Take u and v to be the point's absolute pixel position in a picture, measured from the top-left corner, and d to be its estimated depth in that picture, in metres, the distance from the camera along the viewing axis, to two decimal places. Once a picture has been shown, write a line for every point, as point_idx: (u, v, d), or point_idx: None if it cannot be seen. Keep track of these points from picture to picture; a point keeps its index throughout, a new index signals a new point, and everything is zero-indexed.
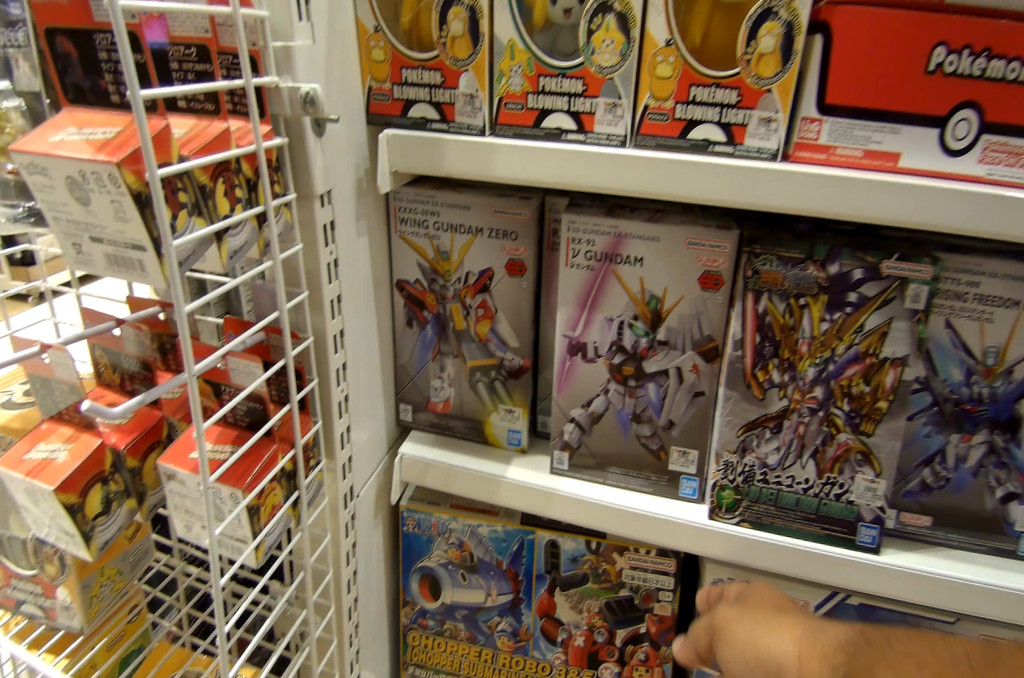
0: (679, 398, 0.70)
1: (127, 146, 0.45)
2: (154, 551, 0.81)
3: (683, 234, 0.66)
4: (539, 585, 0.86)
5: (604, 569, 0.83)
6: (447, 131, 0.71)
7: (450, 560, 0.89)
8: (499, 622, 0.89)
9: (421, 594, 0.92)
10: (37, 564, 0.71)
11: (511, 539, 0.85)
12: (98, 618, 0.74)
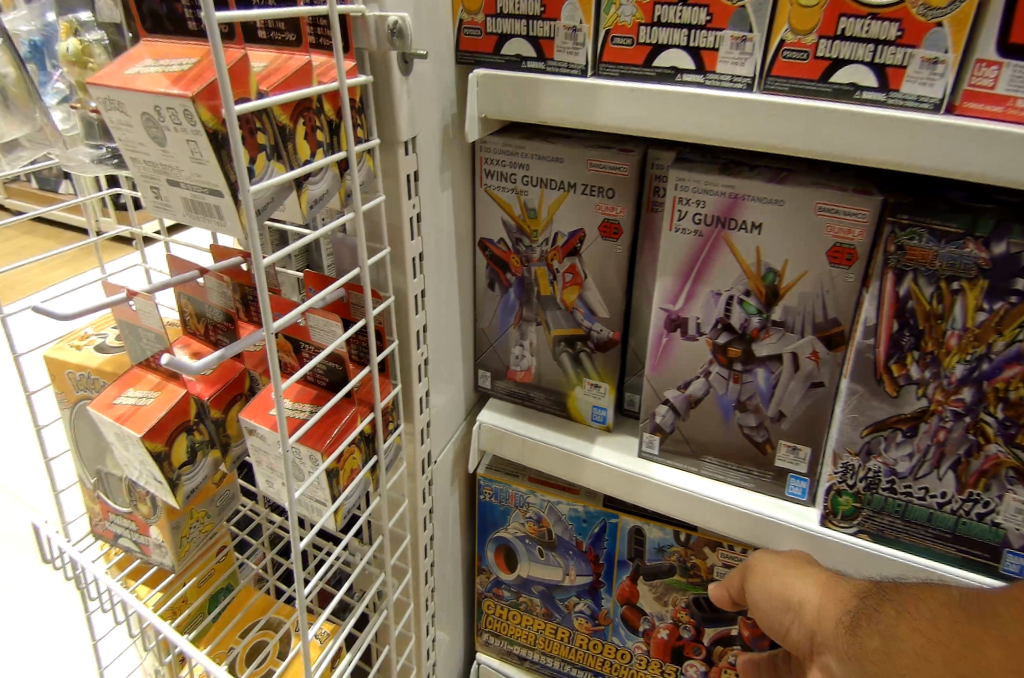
0: (792, 388, 0.63)
1: (204, 78, 0.41)
2: (240, 497, 0.80)
3: (812, 197, 0.57)
4: (622, 572, 0.81)
5: (694, 563, 0.76)
6: (544, 70, 0.64)
7: (527, 535, 0.85)
8: (577, 603, 0.86)
9: (497, 565, 0.89)
10: (132, 503, 0.73)
11: (592, 520, 0.80)
12: (189, 557, 0.75)
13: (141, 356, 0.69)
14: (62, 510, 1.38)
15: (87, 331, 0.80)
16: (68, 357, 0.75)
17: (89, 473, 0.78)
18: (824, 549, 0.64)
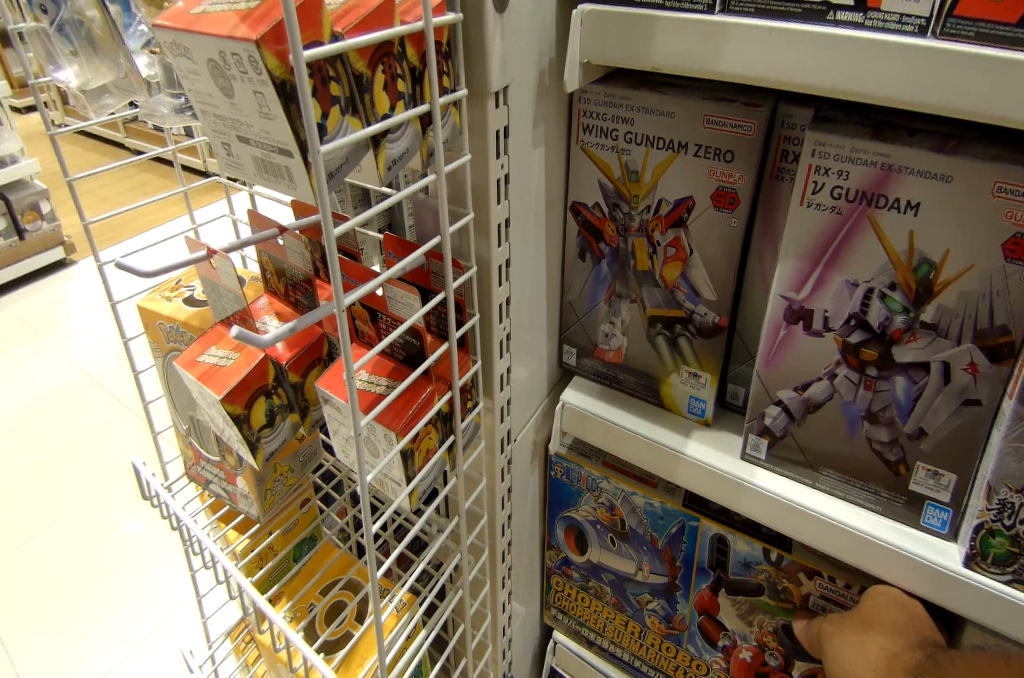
0: (940, 403, 0.53)
1: (271, 17, 0.35)
2: (322, 452, 0.80)
3: (990, 174, 0.46)
4: (701, 580, 0.74)
5: (786, 587, 0.68)
6: (662, 6, 0.54)
7: (598, 521, 0.80)
8: (650, 601, 0.81)
9: (567, 545, 0.85)
10: (220, 453, 0.74)
11: (669, 519, 0.74)
12: (274, 510, 0.75)
13: (223, 315, 0.67)
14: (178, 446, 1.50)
15: (179, 282, 0.80)
16: (159, 308, 0.75)
17: (182, 418, 0.80)
18: (957, 595, 0.55)
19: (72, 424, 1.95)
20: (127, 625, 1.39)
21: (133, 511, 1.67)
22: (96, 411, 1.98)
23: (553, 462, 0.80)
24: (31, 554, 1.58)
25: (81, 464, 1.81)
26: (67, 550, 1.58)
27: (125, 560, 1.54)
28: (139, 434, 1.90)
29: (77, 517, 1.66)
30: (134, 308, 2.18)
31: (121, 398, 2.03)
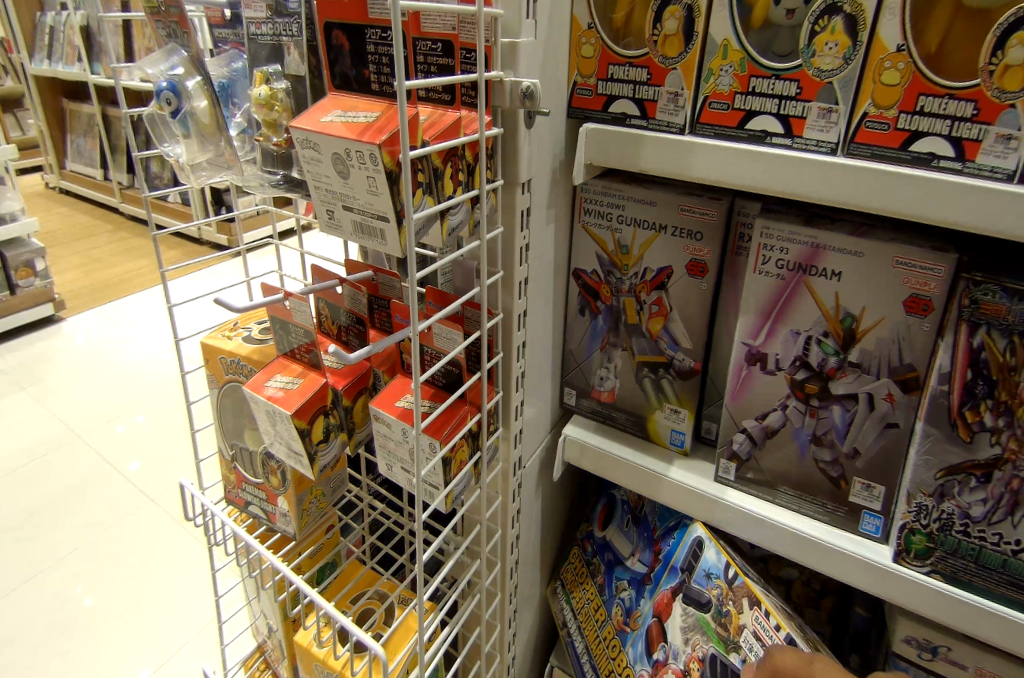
0: (867, 426, 0.67)
1: (387, 130, 0.52)
2: (348, 482, 0.92)
3: (889, 252, 0.63)
4: (669, 578, 0.84)
5: (729, 610, 0.77)
6: (647, 127, 0.73)
7: (628, 501, 0.96)
8: (623, 588, 0.91)
9: (597, 519, 1.01)
10: (265, 475, 0.85)
11: (674, 512, 0.88)
12: (307, 530, 0.87)
13: (286, 349, 0.81)
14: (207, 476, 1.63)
15: (236, 325, 0.94)
16: (223, 345, 0.88)
17: (227, 445, 0.91)
18: (891, 585, 0.67)
19: (61, 475, 2.00)
20: (116, 671, 1.41)
21: (125, 558, 1.72)
22: (87, 465, 2.04)
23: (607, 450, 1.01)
24: (20, 600, 1.60)
25: (71, 514, 1.85)
26: (61, 594, 1.61)
27: (121, 603, 1.59)
28: (135, 485, 1.96)
29: (62, 567, 1.69)
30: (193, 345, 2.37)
31: (105, 454, 2.09)
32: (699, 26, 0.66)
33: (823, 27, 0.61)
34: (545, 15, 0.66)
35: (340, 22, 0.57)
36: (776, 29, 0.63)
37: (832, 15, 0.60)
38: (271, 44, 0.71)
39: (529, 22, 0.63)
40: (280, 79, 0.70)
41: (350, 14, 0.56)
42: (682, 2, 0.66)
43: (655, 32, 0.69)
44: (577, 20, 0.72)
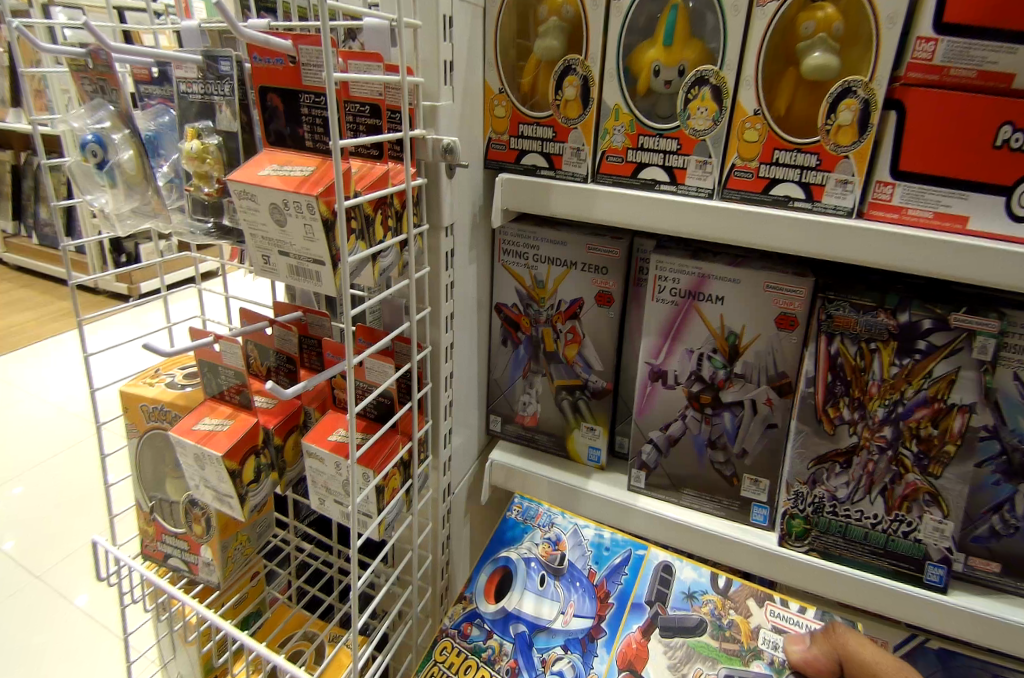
0: (753, 427, 0.79)
1: (322, 182, 0.58)
2: (274, 527, 0.93)
3: (761, 278, 0.75)
4: (634, 619, 0.73)
5: (731, 620, 0.73)
6: (555, 177, 0.81)
7: (536, 557, 0.80)
8: (557, 659, 0.72)
9: (483, 592, 0.79)
10: (187, 524, 0.85)
11: (615, 550, 0.80)
12: (232, 577, 0.86)
13: (214, 390, 0.82)
14: (121, 532, 1.55)
15: (158, 371, 0.92)
16: (143, 392, 0.87)
17: (145, 496, 0.89)
18: (781, 566, 0.79)
19: None
20: None
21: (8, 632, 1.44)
22: None
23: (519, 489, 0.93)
24: None
25: None
26: None
27: None
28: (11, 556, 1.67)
29: None
30: (108, 395, 2.23)
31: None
32: (594, 94, 0.77)
33: (695, 95, 0.73)
34: (461, 81, 0.75)
35: (275, 87, 0.63)
36: (658, 97, 0.75)
37: (701, 86, 0.72)
38: (200, 102, 0.75)
39: (447, 88, 0.71)
40: (212, 134, 0.75)
41: (283, 79, 0.62)
42: (578, 73, 0.77)
43: (557, 97, 0.78)
44: (488, 85, 0.80)
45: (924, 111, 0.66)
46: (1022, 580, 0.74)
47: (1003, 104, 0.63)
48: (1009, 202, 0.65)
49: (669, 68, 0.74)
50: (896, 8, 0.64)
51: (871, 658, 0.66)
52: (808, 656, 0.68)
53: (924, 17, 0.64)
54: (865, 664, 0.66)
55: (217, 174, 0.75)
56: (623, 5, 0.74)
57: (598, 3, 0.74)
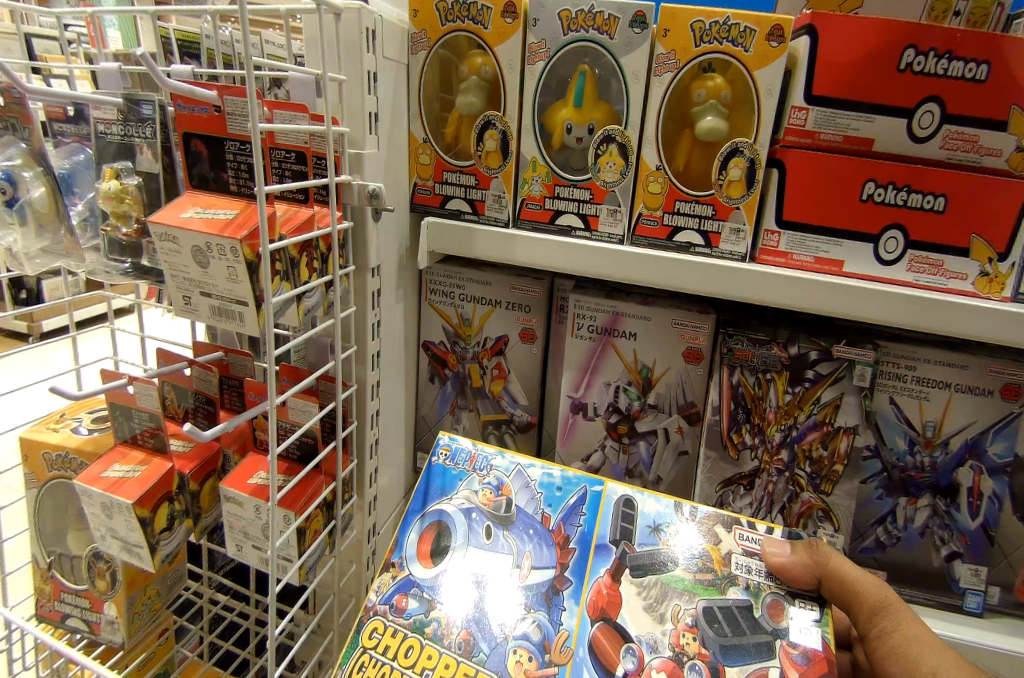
0: (666, 455, 0.86)
1: (247, 227, 0.59)
2: (185, 580, 0.89)
3: (669, 316, 0.83)
4: (601, 563, 0.69)
5: (704, 553, 0.69)
6: (478, 222, 0.85)
7: (476, 507, 0.73)
8: (521, 620, 0.67)
9: (417, 555, 0.72)
10: (90, 580, 0.81)
11: (568, 489, 0.74)
12: (137, 636, 0.82)
13: (126, 435, 0.79)
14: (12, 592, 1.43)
15: (63, 415, 0.87)
16: (46, 438, 0.82)
17: (43, 552, 0.82)
18: None
19: None
20: None
21: None
22: None
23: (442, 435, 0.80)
24: None
25: None
26: None
27: None
28: None
29: None
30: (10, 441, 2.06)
31: None
32: (513, 147, 0.82)
33: (604, 151, 0.80)
34: (386, 131, 0.78)
35: (199, 133, 0.64)
36: (570, 151, 0.82)
37: (609, 143, 0.79)
38: (119, 143, 0.75)
39: (372, 137, 0.74)
40: (131, 174, 0.74)
41: (207, 126, 0.63)
42: (498, 127, 0.82)
43: (479, 148, 0.83)
44: (413, 134, 0.85)
45: (802, 169, 0.75)
46: (906, 587, 0.83)
47: (865, 165, 0.73)
48: (876, 249, 0.75)
49: (579, 127, 0.81)
50: (771, 82, 0.74)
51: (848, 570, 0.67)
52: (786, 562, 0.67)
53: (797, 89, 0.74)
54: (842, 579, 0.66)
55: (136, 214, 0.74)
56: (537, 70, 0.80)
57: (514, 65, 0.80)
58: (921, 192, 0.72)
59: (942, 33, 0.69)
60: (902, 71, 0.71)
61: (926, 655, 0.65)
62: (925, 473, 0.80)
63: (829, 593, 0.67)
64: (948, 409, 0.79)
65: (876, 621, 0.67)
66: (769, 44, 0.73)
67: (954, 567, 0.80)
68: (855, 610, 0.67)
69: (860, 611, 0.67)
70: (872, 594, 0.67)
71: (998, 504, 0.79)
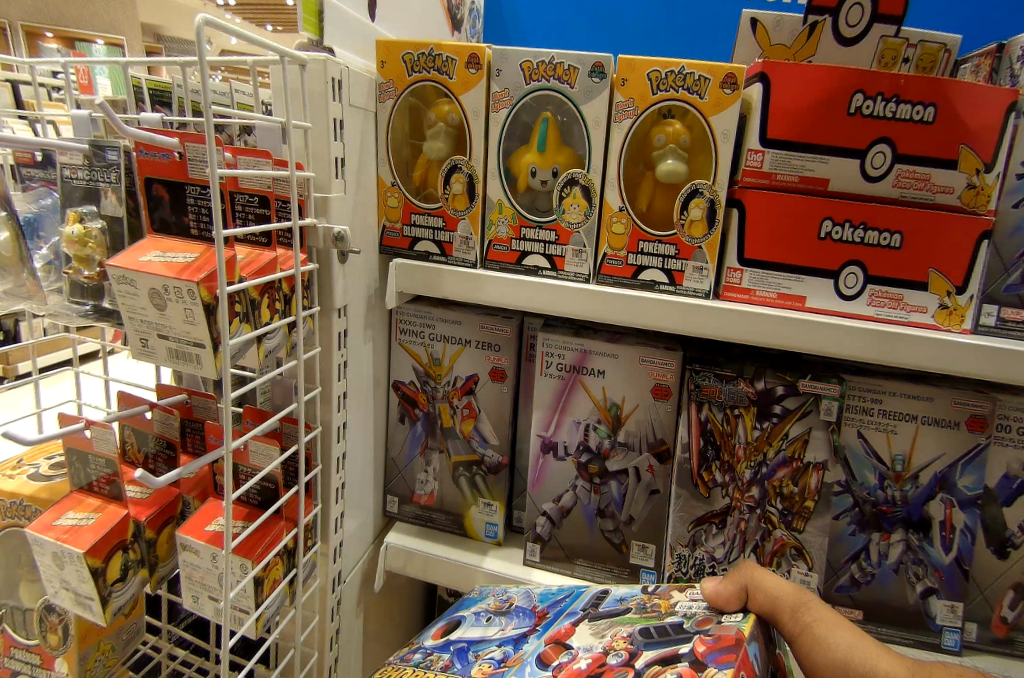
0: (638, 495, 0.85)
1: (205, 269, 0.59)
2: (143, 633, 0.85)
3: (636, 353, 0.83)
4: (567, 619, 0.70)
5: (654, 603, 0.68)
6: (446, 263, 0.86)
7: (486, 608, 0.78)
8: (490, 650, 0.68)
9: (430, 634, 0.75)
10: (41, 634, 0.77)
11: (562, 590, 0.78)
12: None
13: (82, 482, 0.77)
14: None
15: (21, 461, 0.84)
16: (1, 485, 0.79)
17: None
18: None
19: None
20: None
21: None
22: None
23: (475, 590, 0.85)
24: None
25: None
26: None
27: None
28: None
29: None
30: None
31: None
32: (479, 189, 0.83)
33: (568, 193, 0.81)
34: (353, 176, 0.79)
35: (162, 178, 0.65)
36: (536, 193, 0.84)
37: (573, 185, 0.81)
38: (85, 187, 0.75)
39: (338, 181, 0.75)
40: (95, 218, 0.74)
41: (169, 172, 0.64)
42: (464, 171, 0.84)
43: (445, 191, 0.84)
44: (381, 178, 0.86)
45: (760, 207, 0.76)
46: (884, 626, 0.81)
47: (822, 204, 0.75)
48: (837, 285, 0.76)
49: (543, 170, 0.82)
50: (728, 126, 0.76)
51: (772, 582, 0.68)
52: (718, 589, 0.67)
53: (753, 133, 0.76)
54: (766, 590, 0.67)
55: (99, 258, 0.74)
56: (500, 117, 0.82)
57: (478, 113, 0.82)
58: (876, 230, 0.74)
59: (889, 78, 0.72)
60: (852, 114, 0.73)
61: (840, 639, 0.66)
62: (897, 507, 0.80)
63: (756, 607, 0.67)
64: (915, 442, 0.79)
65: (800, 618, 0.67)
66: (723, 90, 0.75)
67: (930, 604, 0.80)
68: (778, 615, 0.67)
69: (782, 613, 0.67)
70: (788, 593, 0.67)
71: (970, 537, 0.79)
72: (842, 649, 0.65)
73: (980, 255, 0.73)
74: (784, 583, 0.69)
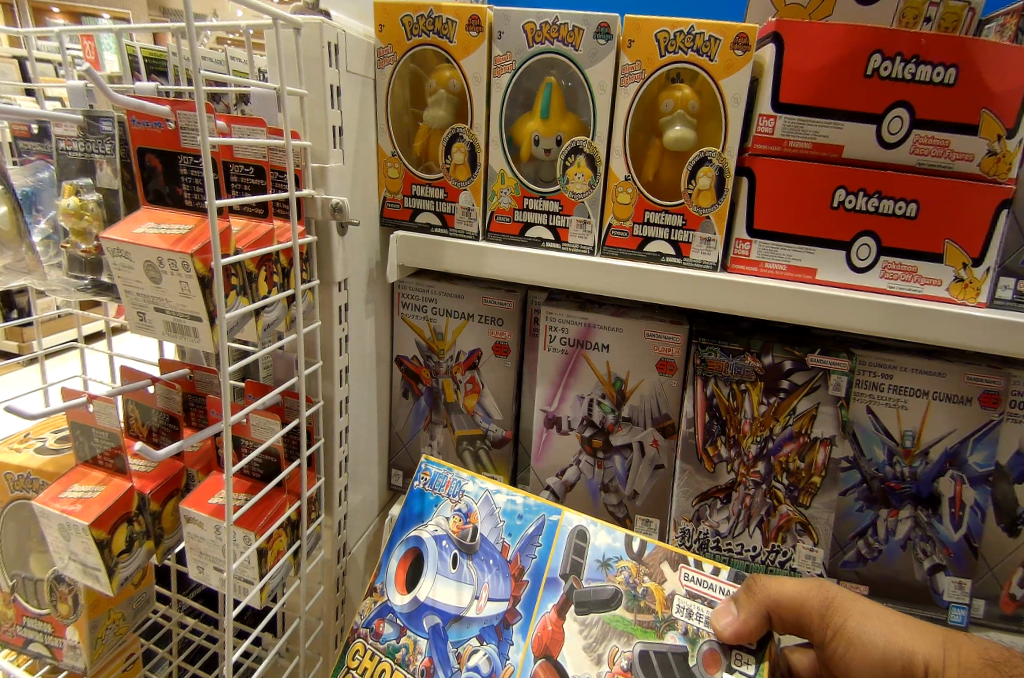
0: (642, 469, 0.85)
1: (198, 241, 0.58)
2: (152, 603, 0.87)
3: (642, 327, 0.82)
4: (549, 597, 0.71)
5: (646, 589, 0.70)
6: (447, 235, 0.84)
7: (447, 534, 0.76)
8: (473, 653, 0.70)
9: (394, 582, 0.76)
10: (51, 604, 0.78)
11: (528, 518, 0.75)
12: (100, 663, 0.79)
13: (87, 455, 0.77)
14: None
15: (28, 434, 0.85)
16: (8, 458, 0.80)
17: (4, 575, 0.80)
18: None
19: None
20: None
21: None
22: None
23: (424, 460, 0.82)
24: None
25: None
26: None
27: None
28: None
29: None
30: None
31: None
32: (480, 158, 0.81)
33: (572, 163, 0.79)
34: (352, 144, 0.77)
35: (155, 149, 0.63)
36: (539, 163, 0.82)
37: (577, 154, 0.79)
38: (80, 159, 0.74)
39: (336, 151, 0.73)
40: (91, 190, 0.73)
41: (162, 143, 0.63)
42: (465, 140, 0.81)
43: (447, 161, 0.82)
44: (382, 148, 0.84)
45: (770, 176, 0.74)
46: (889, 602, 0.81)
47: (836, 172, 0.72)
48: (849, 256, 0.74)
49: (547, 138, 0.80)
50: (738, 91, 0.73)
51: (789, 589, 0.67)
52: (739, 627, 0.65)
53: (764, 97, 0.73)
54: (787, 605, 0.66)
55: (95, 230, 0.73)
56: (503, 82, 0.79)
57: (480, 78, 0.79)
58: (892, 198, 0.71)
59: (909, 37, 0.69)
60: (869, 77, 0.70)
61: (877, 630, 0.65)
62: (905, 483, 0.79)
63: (782, 622, 0.66)
64: (926, 418, 0.77)
65: (830, 623, 0.67)
66: (734, 52, 0.72)
67: (938, 580, 0.79)
68: (807, 623, 0.67)
69: (811, 620, 0.67)
70: (808, 598, 0.67)
71: (980, 515, 0.78)
72: (879, 641, 0.65)
73: (999, 225, 0.70)
74: (800, 585, 0.68)
